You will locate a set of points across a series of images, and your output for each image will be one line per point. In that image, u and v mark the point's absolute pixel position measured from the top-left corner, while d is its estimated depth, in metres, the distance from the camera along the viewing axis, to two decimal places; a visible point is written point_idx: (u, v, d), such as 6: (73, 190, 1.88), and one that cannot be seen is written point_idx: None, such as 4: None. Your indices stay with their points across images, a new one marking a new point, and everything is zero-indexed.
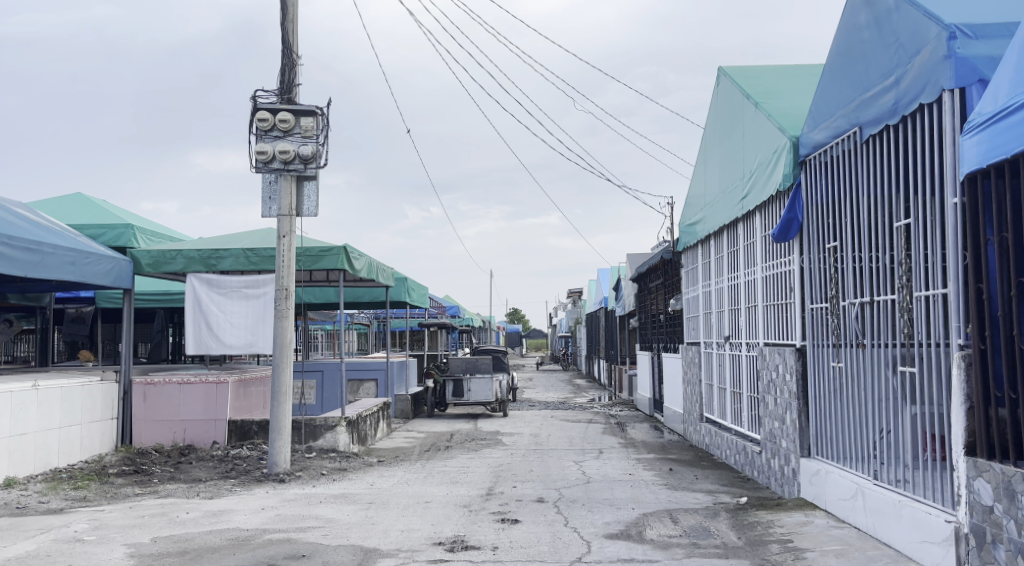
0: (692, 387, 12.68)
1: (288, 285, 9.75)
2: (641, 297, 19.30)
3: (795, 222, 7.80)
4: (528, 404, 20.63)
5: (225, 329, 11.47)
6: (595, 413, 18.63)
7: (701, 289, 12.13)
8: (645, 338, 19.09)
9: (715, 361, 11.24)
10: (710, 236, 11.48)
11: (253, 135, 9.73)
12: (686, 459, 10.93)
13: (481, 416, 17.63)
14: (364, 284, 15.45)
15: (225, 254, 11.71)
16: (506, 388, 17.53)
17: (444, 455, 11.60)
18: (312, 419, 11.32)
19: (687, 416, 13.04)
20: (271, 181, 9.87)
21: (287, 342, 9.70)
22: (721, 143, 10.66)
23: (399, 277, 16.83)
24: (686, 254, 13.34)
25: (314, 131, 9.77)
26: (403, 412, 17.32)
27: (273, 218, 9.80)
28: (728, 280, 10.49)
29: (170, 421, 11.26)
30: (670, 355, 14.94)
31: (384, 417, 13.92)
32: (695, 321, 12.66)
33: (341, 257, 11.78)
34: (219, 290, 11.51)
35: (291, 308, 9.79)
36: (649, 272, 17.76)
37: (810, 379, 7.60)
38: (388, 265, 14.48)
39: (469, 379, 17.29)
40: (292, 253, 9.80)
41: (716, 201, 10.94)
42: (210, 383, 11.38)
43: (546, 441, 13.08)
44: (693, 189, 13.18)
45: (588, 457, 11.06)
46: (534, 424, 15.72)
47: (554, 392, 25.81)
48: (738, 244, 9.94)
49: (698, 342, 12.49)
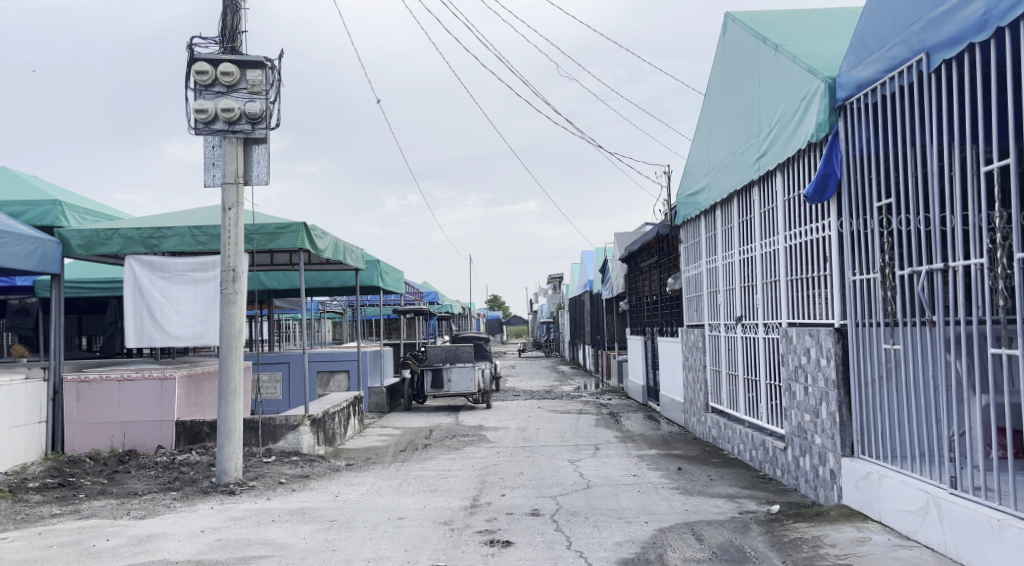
0: (695, 375, 11.52)
1: (237, 265, 8.42)
2: (631, 278, 18.10)
3: (834, 177, 6.57)
4: (512, 394, 19.41)
5: (170, 318, 10.10)
6: (584, 403, 17.47)
7: (705, 266, 10.97)
8: (636, 322, 17.94)
9: (722, 345, 10.08)
10: (716, 204, 10.27)
11: (192, 91, 8.34)
12: (695, 456, 9.73)
13: (463, 409, 16.40)
14: (333, 267, 14.12)
15: (168, 233, 10.32)
16: (489, 378, 16.26)
17: (422, 456, 10.32)
18: (272, 418, 10.09)
19: (690, 406, 11.88)
20: (214, 145, 8.50)
21: (235, 331, 8.37)
22: (729, 100, 9.44)
23: (370, 260, 15.53)
24: (685, 228, 12.15)
25: (263, 85, 8.41)
26: (377, 406, 16.03)
27: (217, 187, 8.46)
28: (741, 254, 9.32)
29: (108, 423, 9.91)
30: (666, 340, 13.80)
31: (355, 413, 12.64)
32: (697, 302, 11.51)
33: (301, 235, 10.41)
34: (163, 275, 10.14)
35: (241, 292, 8.45)
36: (640, 251, 16.60)
37: (853, 364, 6.42)
38: (357, 245, 13.17)
39: (449, 369, 16.02)
40: (239, 228, 8.44)
41: (723, 166, 9.74)
42: (154, 379, 10.00)
43: (535, 437, 11.83)
44: (692, 156, 11.98)
45: (585, 456, 9.82)
46: (519, 417, 14.52)
47: (539, 380, 24.62)
48: (754, 212, 8.76)
49: (700, 325, 11.35)
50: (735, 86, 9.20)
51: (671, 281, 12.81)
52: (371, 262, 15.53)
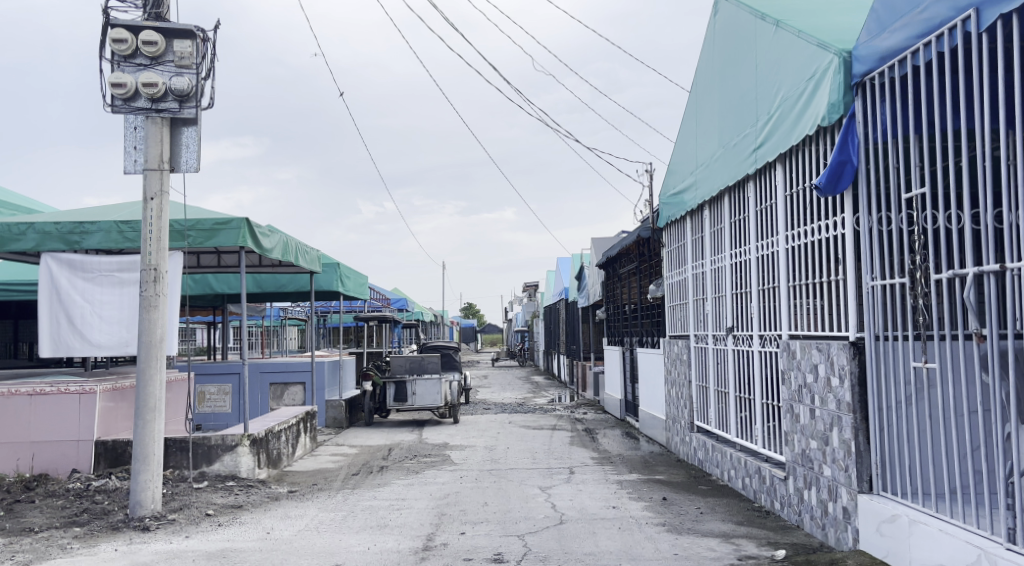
0: (679, 391, 10.58)
1: (159, 265, 7.27)
2: (609, 285, 17.16)
3: (851, 165, 5.58)
4: (482, 407, 18.34)
5: (92, 325, 8.95)
6: (559, 417, 16.48)
7: (690, 272, 10.05)
8: (613, 331, 17.02)
9: (710, 359, 9.14)
10: (705, 202, 9.32)
11: (108, 62, 7.17)
12: (680, 482, 8.72)
13: (428, 423, 15.32)
14: (287, 269, 12.99)
15: (91, 228, 9.13)
16: (457, 391, 15.22)
17: (376, 481, 9.21)
18: (206, 438, 8.98)
19: (673, 424, 10.93)
20: (135, 126, 7.37)
21: (155, 340, 7.22)
22: (721, 86, 8.50)
23: (330, 263, 14.47)
24: (668, 231, 11.25)
25: (193, 58, 7.34)
26: (335, 421, 14.88)
27: (138, 174, 7.33)
28: (732, 258, 8.39)
29: (16, 443, 8.70)
30: (646, 352, 12.85)
31: (306, 430, 11.52)
32: (681, 311, 10.58)
33: (242, 231, 9.29)
34: (84, 275, 9.01)
35: (164, 296, 7.31)
36: (619, 257, 15.68)
37: (871, 386, 5.45)
38: (312, 246, 12.12)
39: (413, 381, 14.93)
40: (162, 222, 7.31)
41: (713, 160, 8.79)
42: (71, 393, 8.84)
43: (504, 458, 10.76)
44: (677, 152, 11.03)
45: (558, 483, 8.77)
46: (488, 433, 13.46)
47: (512, 392, 23.59)
48: (749, 210, 7.82)
49: (685, 335, 10.42)
50: (728, 71, 8.26)
51: (653, 288, 11.87)
52: (330, 265, 14.44)
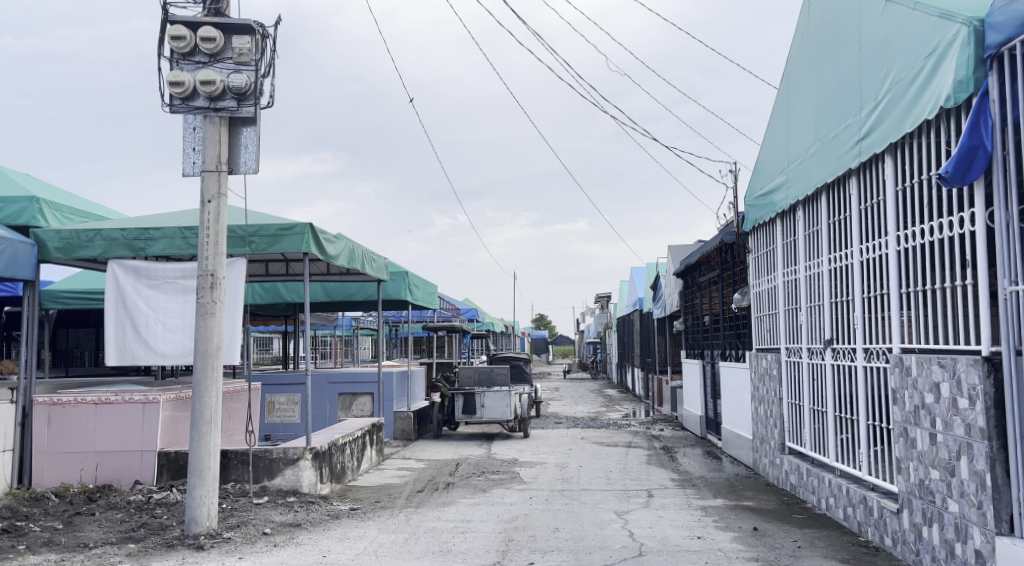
0: (768, 408, 9.79)
1: (216, 269, 6.98)
2: (688, 295, 16.38)
3: (983, 151, 4.77)
4: (554, 420, 17.75)
5: (157, 333, 8.76)
6: (635, 433, 15.75)
7: (781, 279, 9.28)
8: (692, 343, 16.20)
9: (806, 375, 8.38)
10: (800, 202, 8.54)
11: (167, 60, 6.95)
12: (772, 511, 7.92)
13: (498, 437, 14.81)
14: (354, 277, 12.73)
15: (157, 235, 8.95)
16: (528, 405, 14.61)
17: (441, 499, 8.71)
18: (268, 451, 8.69)
19: (761, 444, 10.14)
20: (194, 126, 7.12)
21: (211, 349, 6.92)
22: (817, 73, 7.74)
23: (397, 271, 14.19)
24: (755, 236, 10.49)
25: (252, 54, 7.03)
26: (403, 433, 14.52)
27: (196, 177, 7.06)
28: (832, 263, 7.63)
29: (80, 454, 8.57)
30: (730, 366, 12.06)
31: (372, 443, 11.16)
32: (771, 322, 9.81)
33: (306, 237, 8.97)
34: (149, 283, 8.82)
35: (220, 302, 7.01)
36: (698, 265, 14.89)
37: (1011, 409, 4.64)
38: (379, 253, 11.81)
39: (482, 394, 14.45)
40: (220, 225, 7.03)
41: (807, 155, 8.02)
42: (134, 403, 8.66)
43: (577, 477, 10.12)
44: (764, 150, 10.25)
45: (635, 508, 8.09)
46: (560, 450, 12.85)
47: (584, 405, 22.89)
48: (852, 210, 7.06)
49: (776, 348, 9.65)
50: (826, 56, 7.50)
51: (737, 296, 11.08)
52: (398, 273, 14.16)
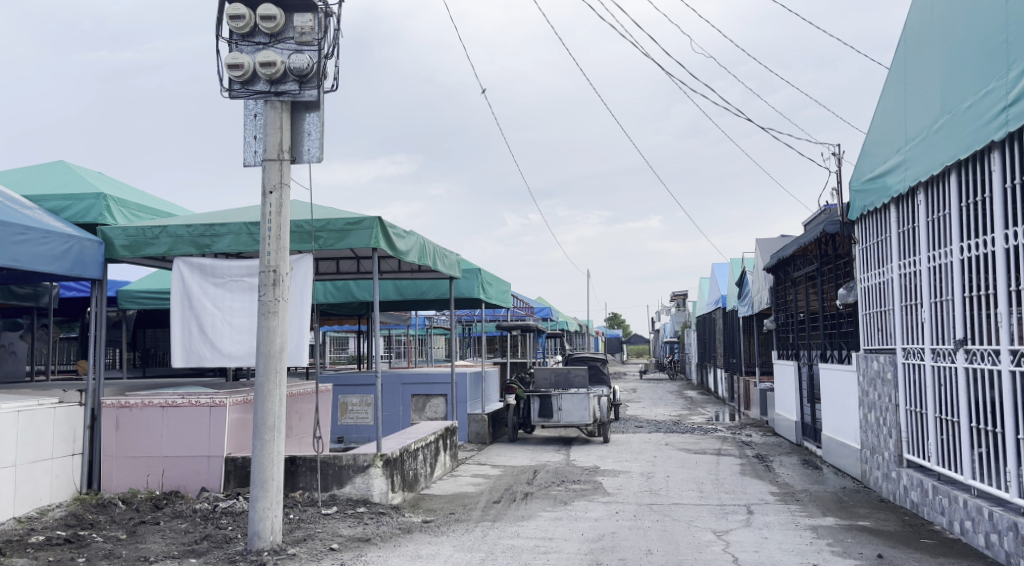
0: (880, 415, 8.82)
1: (279, 265, 6.53)
2: (780, 291, 15.32)
3: None
4: (634, 424, 16.95)
5: (224, 334, 8.39)
6: (723, 439, 14.80)
7: (898, 272, 8.31)
8: (785, 343, 15.14)
9: (932, 380, 7.43)
10: (922, 183, 7.55)
11: (225, 43, 6.54)
12: (895, 534, 6.97)
13: (577, 442, 14.11)
14: (427, 275, 12.25)
15: (222, 231, 8.61)
16: (607, 408, 13.85)
17: (519, 512, 8.07)
18: (337, 458, 8.23)
19: (871, 455, 9.17)
20: (255, 113, 6.67)
21: (275, 350, 6.46)
22: (951, 33, 6.74)
23: (471, 268, 13.66)
24: (863, 225, 9.52)
25: (314, 32, 6.56)
26: (477, 437, 13.85)
27: (257, 166, 6.64)
28: (967, 252, 6.67)
29: (147, 458, 8.27)
30: (833, 368, 11.05)
31: (445, 449, 10.61)
32: (884, 320, 8.84)
33: (375, 232, 8.46)
34: (215, 281, 8.49)
35: (284, 301, 6.55)
36: (793, 259, 13.88)
37: None
38: (452, 249, 11.28)
39: (559, 396, 13.77)
40: (282, 219, 6.56)
41: (934, 128, 7.02)
42: (201, 406, 8.30)
43: (666, 490, 9.33)
44: (873, 130, 9.24)
45: (735, 527, 7.27)
46: (644, 457, 12.06)
47: (665, 407, 21.91)
48: (995, 190, 6.11)
49: (890, 349, 8.67)
50: (963, 11, 6.51)
51: (842, 292, 10.09)
52: (471, 270, 13.64)
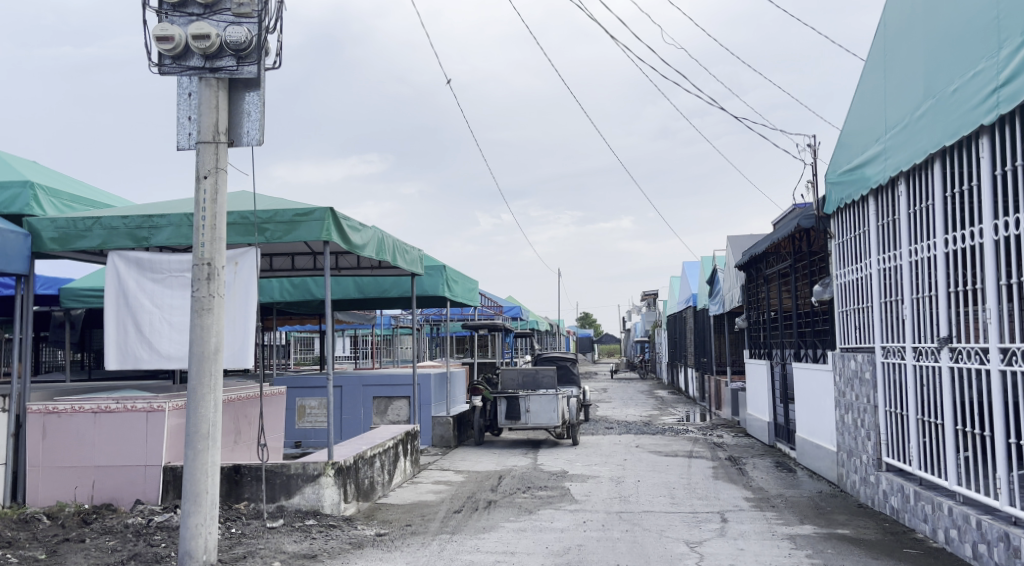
0: (858, 417, 8.47)
1: (214, 258, 5.97)
2: (753, 289, 14.99)
3: None
4: (604, 425, 16.52)
5: (162, 333, 7.79)
6: (695, 440, 14.45)
7: (877, 267, 7.96)
8: (757, 342, 14.83)
9: (912, 380, 7.09)
10: (903, 173, 7.19)
11: (155, 14, 5.96)
12: (876, 543, 6.59)
13: (545, 445, 13.65)
14: (388, 272, 11.69)
15: (161, 223, 8.00)
16: (576, 409, 13.40)
17: (480, 523, 7.57)
18: (285, 467, 7.69)
19: (848, 458, 8.82)
20: (190, 91, 6.08)
21: (210, 351, 5.90)
22: (936, 11, 6.36)
23: (435, 265, 13.14)
24: (839, 219, 9.19)
25: (254, 4, 6.01)
26: (441, 440, 13.27)
27: (191, 150, 6.06)
28: (951, 245, 6.31)
29: (78, 468, 7.65)
30: (807, 368, 10.71)
31: (405, 454, 10.06)
32: (862, 318, 8.49)
33: (326, 224, 7.91)
34: (154, 277, 7.89)
35: (219, 297, 5.99)
36: (765, 256, 13.56)
37: None
38: (413, 245, 10.76)
39: (526, 397, 13.30)
40: (217, 207, 6.00)
41: (917, 113, 6.65)
42: (137, 412, 7.68)
43: (636, 496, 8.89)
44: (850, 120, 8.89)
45: (709, 537, 6.85)
46: (614, 460, 11.63)
47: (635, 408, 21.53)
48: (983, 179, 5.75)
49: (868, 348, 8.32)
50: None
51: (818, 289, 9.74)
52: (435, 266, 13.11)
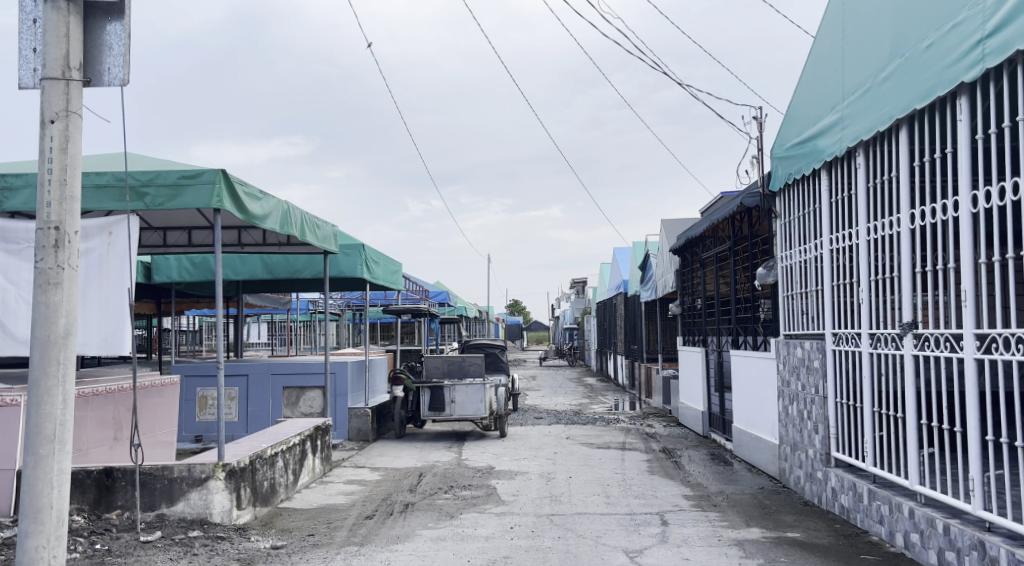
0: (805, 408, 7.92)
1: (62, 221, 4.86)
2: (687, 274, 14.46)
3: None
4: (533, 416, 15.80)
5: (19, 314, 6.60)
6: (628, 431, 13.85)
7: (828, 247, 7.38)
8: (691, 329, 14.31)
9: (868, 369, 6.51)
10: (863, 143, 6.57)
11: None
12: (831, 549, 5.98)
13: (471, 437, 12.81)
14: (298, 249, 10.62)
15: (17, 184, 6.81)
16: (504, 399, 12.60)
17: (394, 531, 6.68)
18: (166, 469, 6.61)
19: (792, 452, 8.28)
20: (34, 17, 4.95)
21: (56, 335, 4.78)
22: None
23: (353, 244, 12.10)
24: (785, 197, 8.65)
25: None
26: (358, 434, 12.31)
27: (35, 89, 4.91)
28: (917, 220, 5.72)
29: None
30: (747, 356, 10.18)
31: (314, 450, 9.08)
32: (810, 303, 7.93)
33: (218, 188, 6.85)
34: (9, 246, 6.67)
35: (69, 269, 4.89)
36: (702, 239, 13.01)
37: None
38: (326, 220, 9.73)
39: (452, 387, 12.40)
40: (68, 158, 4.88)
41: (882, 74, 6.06)
42: None
43: (568, 495, 8.14)
44: (801, 91, 8.29)
45: (650, 545, 6.12)
46: (543, 454, 10.88)
47: (565, 396, 20.90)
48: (959, 145, 5.13)
49: (817, 334, 7.76)
50: None
51: (761, 271, 9.13)
52: (353, 246, 12.07)
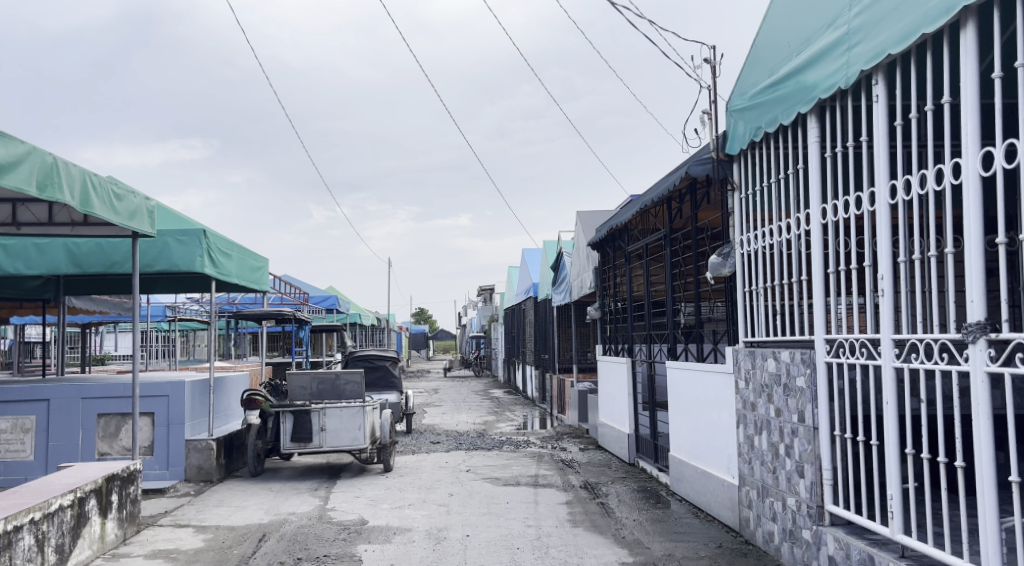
0: (779, 440, 5.87)
1: None
2: (609, 272, 12.39)
3: None
4: (429, 439, 13.35)
5: None
6: (541, 458, 11.59)
7: (816, 218, 5.33)
8: (614, 336, 12.20)
9: (892, 390, 4.46)
10: (883, 65, 4.50)
11: None
12: None
13: (347, 473, 10.26)
14: (101, 231, 7.94)
15: None
16: (389, 425, 10.13)
17: None
18: None
19: (759, 499, 6.23)
20: None
21: None
22: None
23: (192, 231, 9.41)
24: (744, 163, 6.66)
25: None
26: (199, 473, 9.60)
27: None
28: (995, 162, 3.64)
29: None
30: (688, 369, 8.13)
31: (102, 512, 6.37)
32: (784, 298, 5.89)
33: None
34: None
35: None
36: (627, 230, 10.93)
37: None
38: (127, 188, 7.07)
39: (321, 412, 9.84)
40: None
41: None
42: None
43: None
44: (768, 22, 6.28)
45: None
46: (433, 498, 8.46)
47: (468, 413, 18.53)
48: None
49: (798, 341, 5.73)
50: None
51: (713, 261, 7.03)
52: (192, 232, 9.38)
